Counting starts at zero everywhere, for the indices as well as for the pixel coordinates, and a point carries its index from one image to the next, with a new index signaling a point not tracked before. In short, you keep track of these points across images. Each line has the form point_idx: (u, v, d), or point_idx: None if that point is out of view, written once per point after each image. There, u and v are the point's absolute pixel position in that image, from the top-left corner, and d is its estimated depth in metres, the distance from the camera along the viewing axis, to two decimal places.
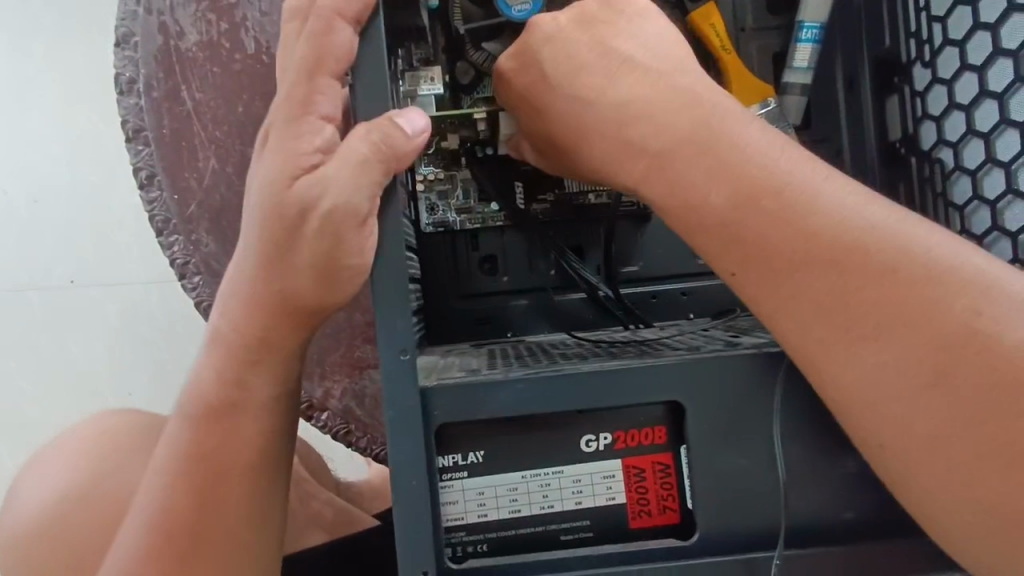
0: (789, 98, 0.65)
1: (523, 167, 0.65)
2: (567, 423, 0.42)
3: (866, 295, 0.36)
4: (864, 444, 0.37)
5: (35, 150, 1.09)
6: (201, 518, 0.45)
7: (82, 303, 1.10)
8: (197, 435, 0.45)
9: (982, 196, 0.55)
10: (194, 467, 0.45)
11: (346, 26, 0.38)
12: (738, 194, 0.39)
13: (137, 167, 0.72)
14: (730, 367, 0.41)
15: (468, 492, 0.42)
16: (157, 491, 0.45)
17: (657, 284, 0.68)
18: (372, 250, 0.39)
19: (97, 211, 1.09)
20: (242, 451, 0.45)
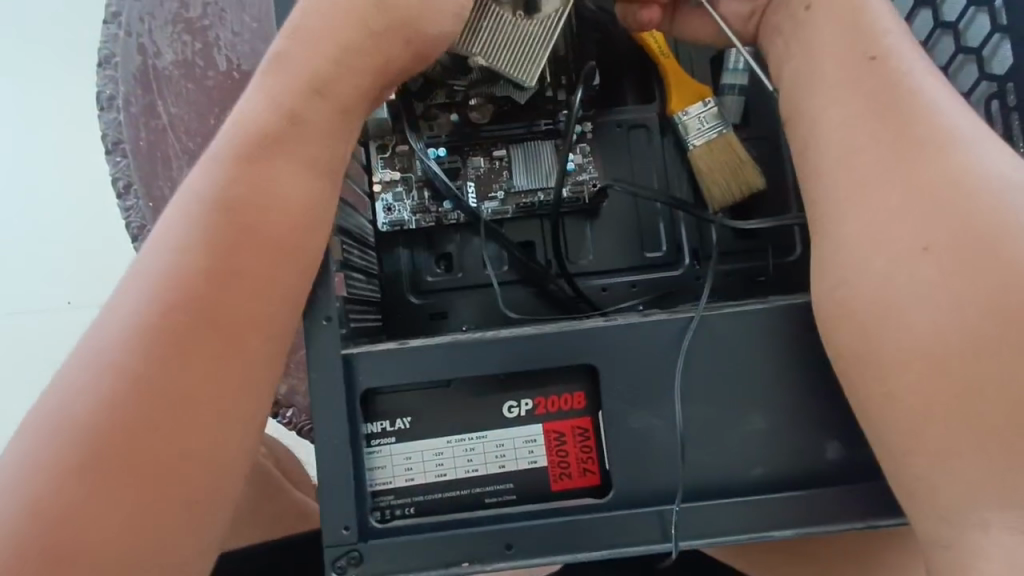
0: (726, 99, 0.70)
1: (475, 166, 0.69)
2: (493, 390, 0.44)
3: (892, 138, 0.41)
4: (840, 355, 0.41)
5: (31, 174, 1.15)
6: (142, 463, 0.36)
7: (76, 323, 1.13)
8: (146, 420, 0.37)
9: (989, 75, 0.52)
10: (137, 434, 0.36)
11: None
12: (841, 19, 0.46)
13: (115, 177, 0.76)
14: (643, 330, 0.43)
15: (396, 457, 0.44)
16: (69, 489, 0.35)
17: (607, 277, 0.70)
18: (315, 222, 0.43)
19: (95, 231, 1.14)
20: (228, 393, 0.39)
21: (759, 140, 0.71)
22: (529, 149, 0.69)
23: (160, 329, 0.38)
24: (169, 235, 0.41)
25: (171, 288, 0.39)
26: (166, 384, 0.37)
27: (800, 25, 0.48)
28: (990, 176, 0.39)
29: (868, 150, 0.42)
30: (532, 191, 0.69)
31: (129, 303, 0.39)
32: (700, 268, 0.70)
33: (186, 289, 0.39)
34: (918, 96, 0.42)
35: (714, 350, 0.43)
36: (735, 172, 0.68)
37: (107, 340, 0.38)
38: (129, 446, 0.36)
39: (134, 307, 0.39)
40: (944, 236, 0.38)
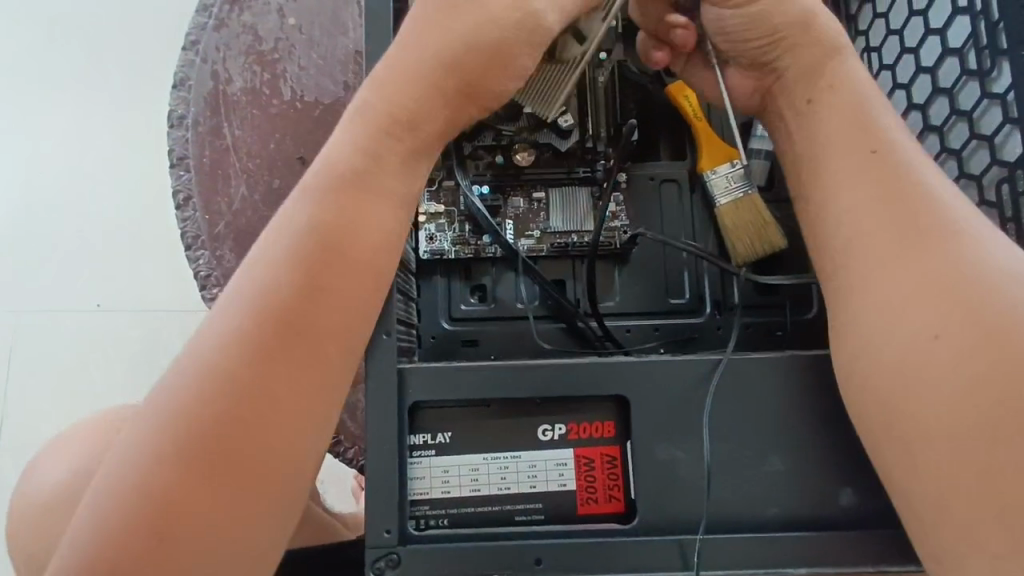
0: (754, 162, 0.76)
1: (515, 206, 0.74)
2: (531, 412, 0.47)
3: (890, 224, 0.47)
4: (859, 407, 0.44)
5: (78, 180, 1.20)
6: (239, 455, 0.42)
7: (106, 326, 1.16)
8: (237, 430, 0.42)
9: (1002, 161, 0.57)
10: (236, 430, 0.42)
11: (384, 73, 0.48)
12: (842, 112, 0.52)
13: (175, 190, 0.81)
14: (672, 368, 0.47)
15: (434, 469, 0.47)
16: (169, 485, 0.41)
17: (631, 319, 0.74)
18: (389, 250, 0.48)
19: (133, 238, 1.18)
20: (309, 398, 0.44)
21: (781, 203, 0.76)
22: (566, 193, 0.74)
23: (256, 347, 0.44)
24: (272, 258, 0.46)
25: (267, 312, 0.45)
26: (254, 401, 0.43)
27: (803, 115, 0.54)
28: (987, 265, 0.44)
29: (870, 229, 0.47)
30: (568, 233, 0.74)
31: (232, 314, 0.45)
32: (722, 318, 0.74)
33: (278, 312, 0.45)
34: (920, 189, 0.47)
35: (739, 391, 0.46)
36: (760, 232, 0.72)
37: (214, 346, 0.44)
38: (226, 444, 0.42)
39: (234, 322, 0.45)
40: (949, 324, 0.42)
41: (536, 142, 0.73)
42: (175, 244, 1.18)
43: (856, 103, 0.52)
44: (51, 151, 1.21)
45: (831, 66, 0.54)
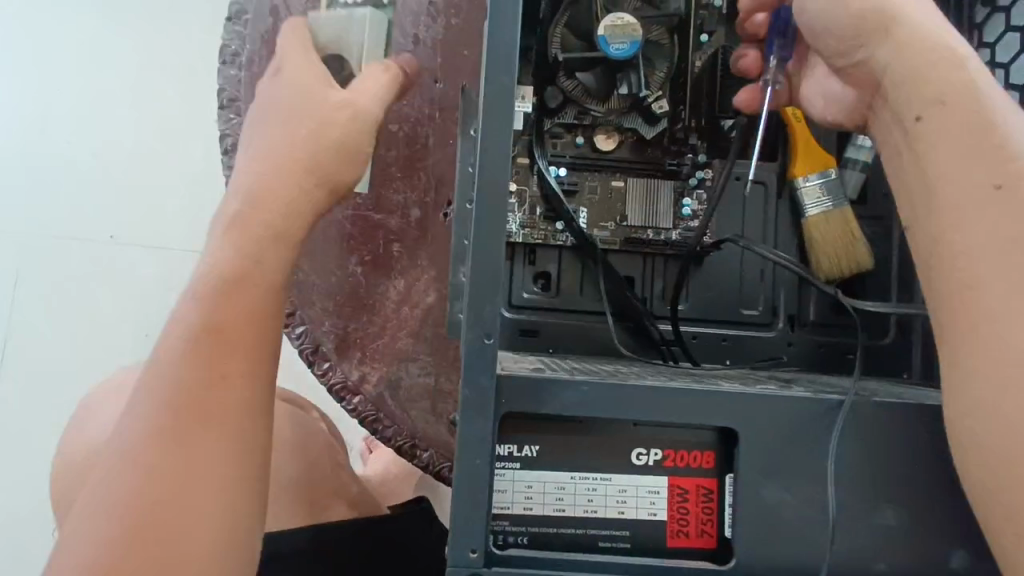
0: (848, 173, 0.71)
1: (590, 195, 0.69)
2: (626, 435, 0.44)
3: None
4: (994, 489, 0.39)
5: (100, 102, 1.11)
6: (170, 457, 0.48)
7: (122, 260, 1.10)
8: (167, 432, 0.48)
9: None
10: (168, 433, 0.48)
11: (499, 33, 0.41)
12: (966, 131, 0.42)
13: (224, 135, 0.75)
14: (784, 406, 0.43)
15: (517, 484, 0.43)
16: (136, 485, 0.47)
17: (698, 325, 0.70)
18: (487, 239, 0.41)
19: (156, 171, 1.11)
20: (230, 397, 0.50)
21: (871, 219, 0.71)
22: (647, 185, 0.69)
23: (191, 362, 0.50)
24: (196, 362, 0.50)
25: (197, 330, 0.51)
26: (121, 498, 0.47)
27: (910, 136, 0.44)
28: None
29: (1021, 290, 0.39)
30: (643, 228, 0.69)
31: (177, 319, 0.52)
32: (794, 333, 0.70)
33: (206, 323, 0.51)
34: None
35: (862, 439, 0.42)
36: (847, 250, 0.68)
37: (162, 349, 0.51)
38: (159, 444, 0.48)
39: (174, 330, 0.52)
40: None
41: (621, 127, 0.68)
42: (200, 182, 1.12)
43: (985, 113, 0.42)
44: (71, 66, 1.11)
45: (949, 68, 0.42)
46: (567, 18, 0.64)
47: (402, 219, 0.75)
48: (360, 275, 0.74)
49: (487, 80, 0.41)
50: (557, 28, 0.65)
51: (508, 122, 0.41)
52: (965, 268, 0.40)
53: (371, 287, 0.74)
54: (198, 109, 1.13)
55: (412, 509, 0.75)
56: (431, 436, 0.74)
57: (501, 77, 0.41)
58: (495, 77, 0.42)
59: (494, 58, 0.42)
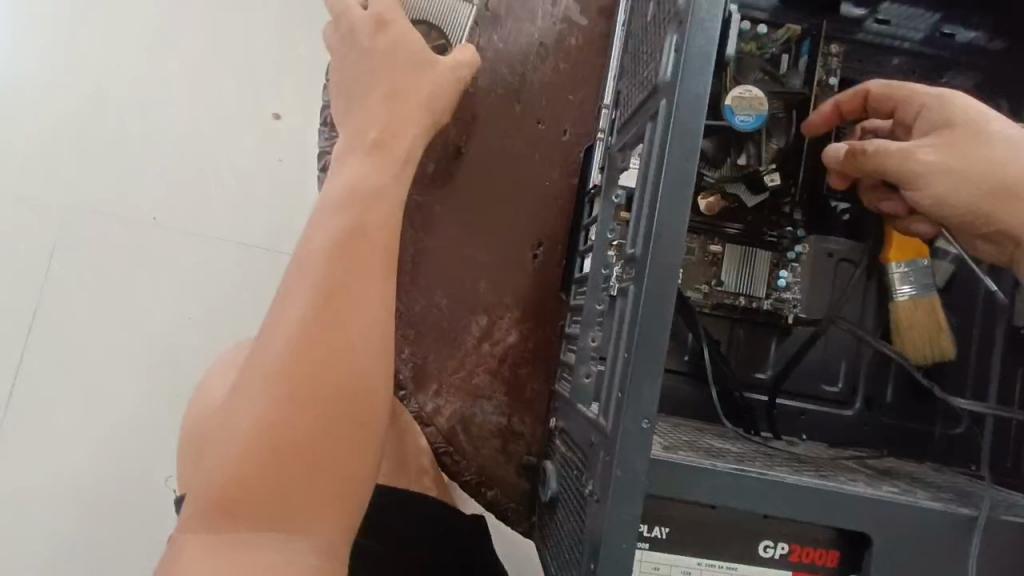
0: (939, 263, 0.72)
1: (688, 256, 0.70)
2: (756, 526, 0.44)
3: None
4: None
5: (156, 71, 1.03)
6: (310, 369, 0.55)
7: (161, 245, 1.02)
8: (312, 347, 0.55)
9: None
10: (310, 348, 0.55)
11: (687, 115, 0.42)
12: None
13: (323, 153, 0.75)
14: (920, 514, 0.43)
15: (644, 565, 0.43)
16: (283, 390, 0.54)
17: (778, 396, 0.71)
18: (651, 315, 0.41)
19: (208, 152, 1.03)
20: (361, 328, 0.57)
21: (953, 309, 0.73)
22: (745, 253, 0.70)
23: (331, 292, 0.57)
24: (333, 287, 0.57)
25: (338, 262, 0.58)
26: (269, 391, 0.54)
27: None
28: None
29: None
30: (736, 295, 0.70)
31: (316, 252, 0.59)
32: (870, 415, 0.71)
33: (345, 257, 0.59)
34: None
35: (990, 554, 0.43)
36: (932, 338, 0.69)
37: (305, 275, 0.58)
38: (303, 359, 0.55)
39: (317, 260, 0.58)
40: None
41: (726, 192, 0.68)
42: (253, 171, 1.05)
43: None
44: (129, 28, 1.02)
45: None
46: None
47: (490, 254, 0.75)
48: (445, 307, 0.74)
49: (669, 157, 0.42)
50: None
51: (683, 205, 0.42)
52: None
53: (453, 320, 0.74)
54: (254, 89, 1.05)
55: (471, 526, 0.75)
56: (498, 475, 0.73)
57: (682, 159, 0.42)
58: (676, 156, 0.42)
59: (676, 140, 0.42)
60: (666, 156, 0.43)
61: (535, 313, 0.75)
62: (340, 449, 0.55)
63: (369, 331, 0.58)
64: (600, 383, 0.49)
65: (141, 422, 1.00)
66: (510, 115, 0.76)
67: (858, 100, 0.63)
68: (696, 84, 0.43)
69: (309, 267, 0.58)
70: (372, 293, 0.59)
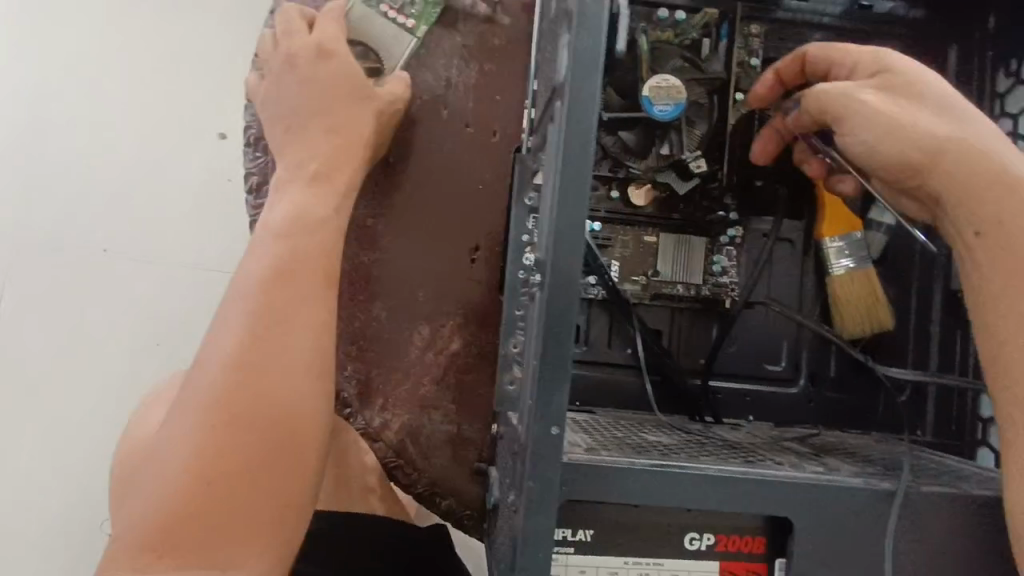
0: (872, 234, 0.71)
1: (623, 249, 0.69)
2: (681, 519, 0.44)
3: None
4: None
5: (86, 98, 0.99)
6: (247, 393, 0.54)
7: (110, 276, 0.98)
8: (248, 371, 0.54)
9: None
10: (246, 373, 0.54)
11: (577, 113, 0.41)
12: None
13: (248, 173, 0.72)
14: (842, 495, 0.43)
15: (570, 569, 0.43)
16: (219, 418, 0.53)
17: (723, 380, 0.71)
18: (554, 322, 0.40)
19: (153, 176, 1.00)
20: (297, 348, 0.56)
21: (892, 279, 0.73)
22: (679, 241, 0.70)
23: (265, 314, 0.56)
24: (267, 308, 0.56)
25: (272, 282, 0.57)
26: (209, 418, 0.53)
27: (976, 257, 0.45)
28: None
29: None
30: (673, 283, 0.69)
31: (250, 274, 0.58)
32: (815, 391, 0.71)
33: (279, 276, 0.58)
34: None
35: (912, 529, 0.43)
36: (869, 309, 0.69)
37: (241, 298, 0.57)
38: (239, 385, 0.54)
39: (252, 282, 0.57)
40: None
41: (656, 182, 0.68)
42: (197, 192, 1.01)
43: None
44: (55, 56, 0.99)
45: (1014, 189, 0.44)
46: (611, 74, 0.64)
47: (428, 262, 0.74)
48: (386, 319, 0.73)
49: (562, 157, 0.41)
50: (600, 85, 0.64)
51: (580, 206, 0.41)
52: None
53: (395, 332, 0.73)
54: (191, 107, 1.01)
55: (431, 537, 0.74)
56: (452, 483, 0.73)
57: (576, 160, 0.41)
58: (568, 156, 0.41)
59: (567, 140, 0.41)
60: (560, 159, 0.41)
61: (478, 318, 0.75)
62: (283, 473, 0.54)
63: (310, 353, 0.57)
64: (519, 389, 0.48)
65: (99, 465, 0.96)
66: (437, 119, 0.75)
67: (797, 64, 0.60)
68: (587, 80, 0.41)
69: (244, 289, 0.57)
70: (308, 312, 0.57)
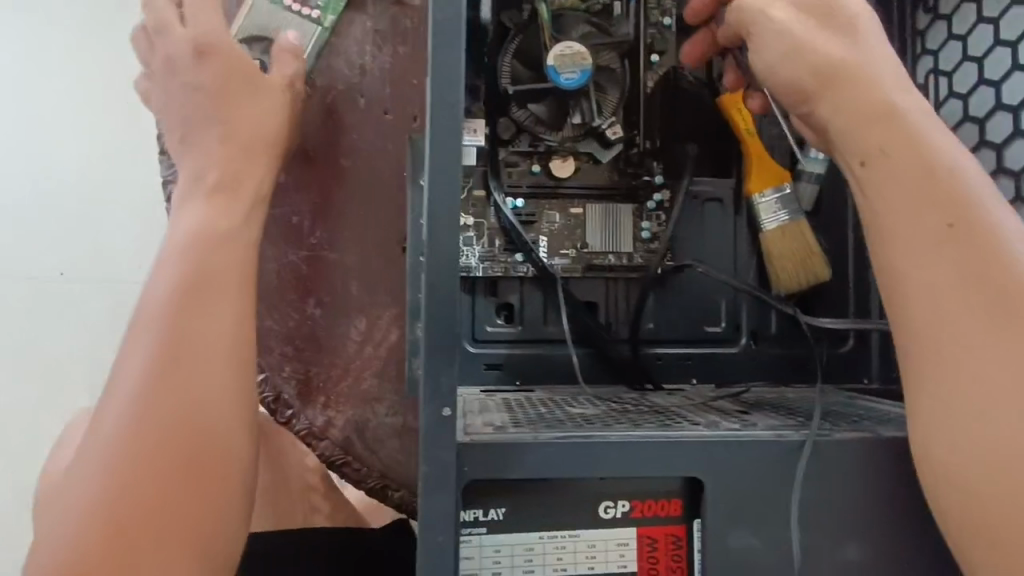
0: (803, 186, 0.71)
1: (549, 224, 0.68)
2: (592, 489, 0.43)
3: (981, 317, 0.38)
4: (951, 522, 0.39)
5: None
6: (155, 421, 0.49)
7: None
8: (156, 397, 0.50)
9: None
10: (153, 399, 0.50)
11: (439, 84, 0.39)
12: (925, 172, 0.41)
13: (166, 181, 0.72)
14: (752, 449, 0.43)
15: (485, 549, 0.43)
16: (126, 450, 0.49)
17: (663, 346, 0.70)
18: (437, 304, 0.39)
19: None
20: (210, 367, 0.52)
21: (827, 230, 0.72)
22: (606, 210, 0.68)
23: (171, 334, 0.52)
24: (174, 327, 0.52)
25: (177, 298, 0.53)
26: (114, 453, 0.48)
27: (863, 186, 0.43)
28: None
29: (975, 328, 0.39)
30: (604, 253, 0.68)
31: (155, 292, 0.53)
32: (756, 349, 0.71)
33: (186, 290, 0.53)
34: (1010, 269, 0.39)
35: (823, 477, 0.43)
36: (804, 262, 0.67)
37: (148, 317, 0.52)
38: (145, 413, 0.49)
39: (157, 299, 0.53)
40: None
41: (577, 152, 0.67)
42: None
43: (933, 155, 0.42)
44: None
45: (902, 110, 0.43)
46: (517, 45, 0.64)
47: (359, 256, 0.73)
48: (320, 317, 0.72)
49: (430, 132, 0.40)
50: (506, 57, 0.64)
51: (454, 182, 0.40)
52: (926, 311, 0.40)
53: (331, 329, 0.72)
54: None
55: (387, 534, 0.73)
56: (402, 474, 0.73)
57: (443, 134, 0.40)
58: (436, 131, 0.40)
59: (435, 114, 0.39)
60: (427, 134, 0.40)
61: None
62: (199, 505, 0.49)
63: (223, 371, 0.52)
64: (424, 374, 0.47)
65: None
66: (355, 109, 0.73)
67: None
68: (450, 48, 0.40)
69: (149, 307, 0.53)
70: (219, 327, 0.53)
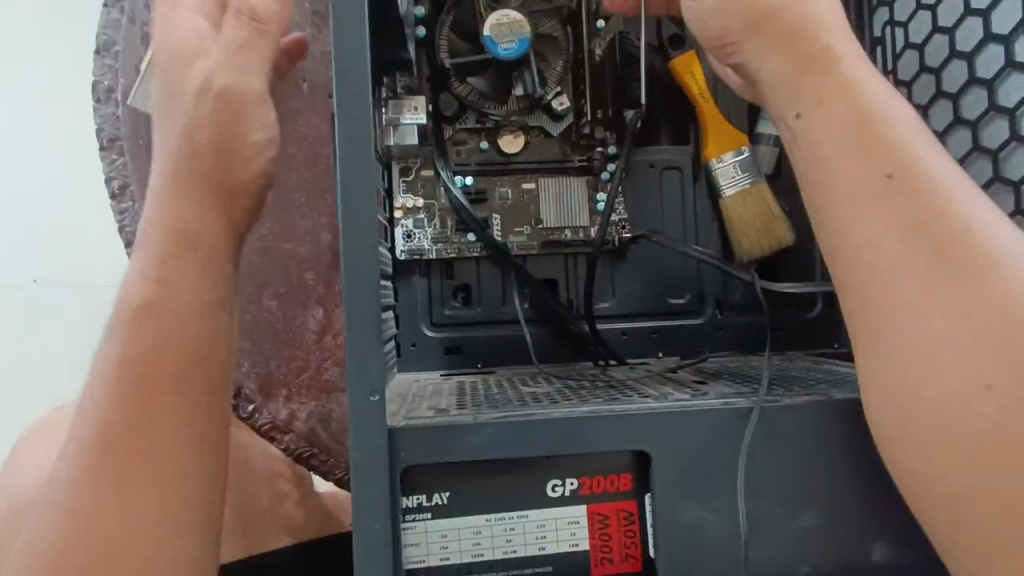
0: (762, 150, 0.69)
1: (501, 201, 0.66)
2: (538, 469, 0.42)
3: (919, 268, 0.37)
4: (904, 481, 0.38)
5: None
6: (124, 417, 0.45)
7: None
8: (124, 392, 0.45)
9: (1006, 177, 0.53)
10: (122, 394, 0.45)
11: (347, 55, 0.38)
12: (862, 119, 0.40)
13: (109, 177, 0.70)
14: (698, 419, 0.41)
15: (431, 534, 0.41)
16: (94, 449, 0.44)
17: (627, 321, 0.69)
18: (357, 288, 0.38)
19: None
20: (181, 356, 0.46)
21: (788, 192, 0.70)
22: (559, 184, 0.67)
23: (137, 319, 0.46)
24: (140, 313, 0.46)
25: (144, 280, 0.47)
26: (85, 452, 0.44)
27: (800, 139, 0.42)
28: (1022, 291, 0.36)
29: (913, 278, 0.37)
30: (560, 229, 0.67)
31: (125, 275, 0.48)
32: (722, 318, 0.70)
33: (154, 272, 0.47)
34: (953, 212, 0.37)
35: (774, 443, 0.42)
36: (767, 228, 0.65)
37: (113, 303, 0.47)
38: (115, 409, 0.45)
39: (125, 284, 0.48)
40: (994, 362, 0.35)
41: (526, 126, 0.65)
42: None
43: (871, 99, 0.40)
44: None
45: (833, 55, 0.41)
46: (453, 18, 0.62)
47: (313, 244, 0.71)
48: (276, 309, 0.70)
49: (340, 106, 0.38)
50: (444, 31, 0.62)
51: (369, 158, 0.38)
52: (867, 265, 0.39)
53: (289, 320, 0.71)
54: None
55: None
56: None
57: (355, 108, 0.38)
58: (349, 106, 0.38)
59: (343, 87, 0.38)
60: (337, 111, 0.38)
61: None
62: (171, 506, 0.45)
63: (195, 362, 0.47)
64: None
65: None
66: None
67: None
68: (357, 18, 0.38)
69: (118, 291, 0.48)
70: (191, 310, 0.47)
